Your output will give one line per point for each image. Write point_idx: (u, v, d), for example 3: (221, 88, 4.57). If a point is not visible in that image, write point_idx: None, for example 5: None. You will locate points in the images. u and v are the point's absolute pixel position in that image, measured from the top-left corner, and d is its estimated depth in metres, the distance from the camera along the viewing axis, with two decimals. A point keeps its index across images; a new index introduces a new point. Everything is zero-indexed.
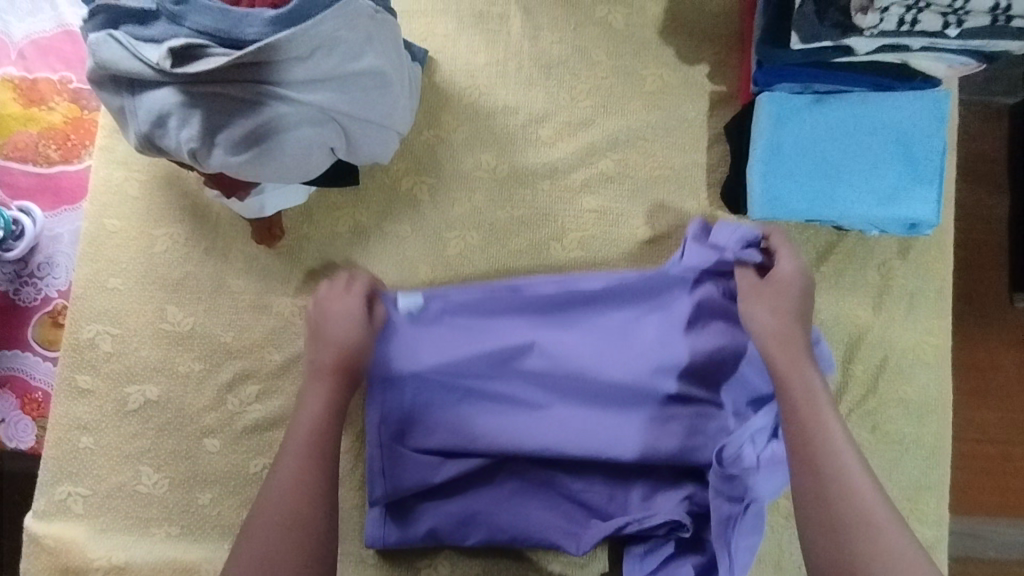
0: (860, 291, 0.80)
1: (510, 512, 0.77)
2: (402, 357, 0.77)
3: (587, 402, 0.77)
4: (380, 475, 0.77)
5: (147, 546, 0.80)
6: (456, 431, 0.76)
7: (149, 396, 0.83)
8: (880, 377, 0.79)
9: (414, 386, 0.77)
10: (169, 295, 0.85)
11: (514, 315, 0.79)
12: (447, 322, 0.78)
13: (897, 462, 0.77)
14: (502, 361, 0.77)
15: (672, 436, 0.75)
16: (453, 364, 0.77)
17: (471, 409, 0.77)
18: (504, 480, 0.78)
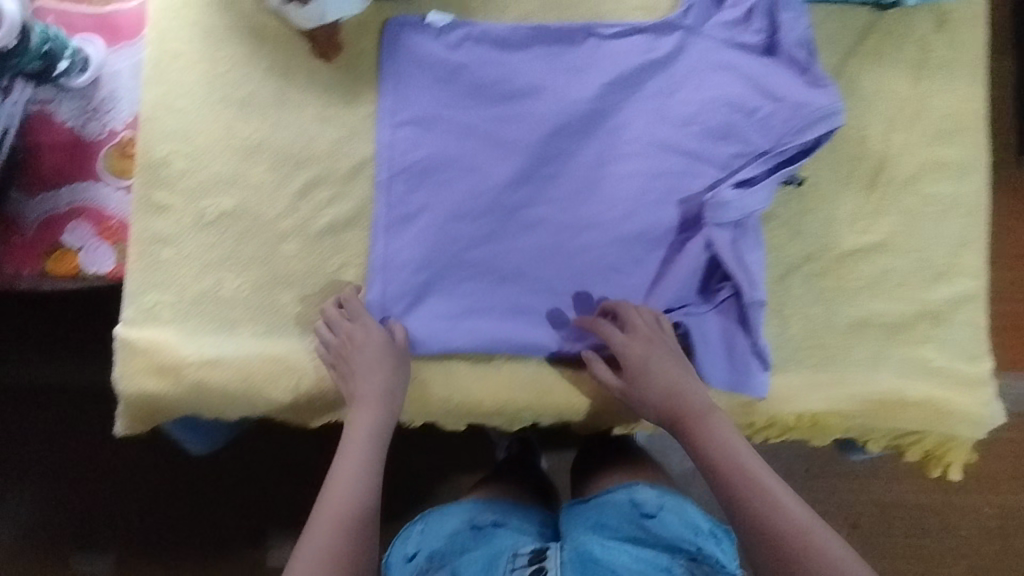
0: (899, 64, 0.84)
1: (518, 303, 0.85)
2: (404, 152, 0.86)
3: (580, 200, 0.85)
4: (380, 273, 0.85)
5: (235, 343, 0.85)
6: (467, 225, 0.85)
7: (225, 208, 0.87)
8: (920, 143, 0.83)
9: (428, 185, 0.86)
10: (236, 112, 0.88)
11: (505, 108, 0.86)
12: (445, 120, 0.86)
13: (939, 221, 0.82)
14: (499, 152, 0.85)
15: (658, 234, 0.84)
16: (470, 163, 0.86)
17: (478, 203, 0.85)
18: (497, 268, 0.85)
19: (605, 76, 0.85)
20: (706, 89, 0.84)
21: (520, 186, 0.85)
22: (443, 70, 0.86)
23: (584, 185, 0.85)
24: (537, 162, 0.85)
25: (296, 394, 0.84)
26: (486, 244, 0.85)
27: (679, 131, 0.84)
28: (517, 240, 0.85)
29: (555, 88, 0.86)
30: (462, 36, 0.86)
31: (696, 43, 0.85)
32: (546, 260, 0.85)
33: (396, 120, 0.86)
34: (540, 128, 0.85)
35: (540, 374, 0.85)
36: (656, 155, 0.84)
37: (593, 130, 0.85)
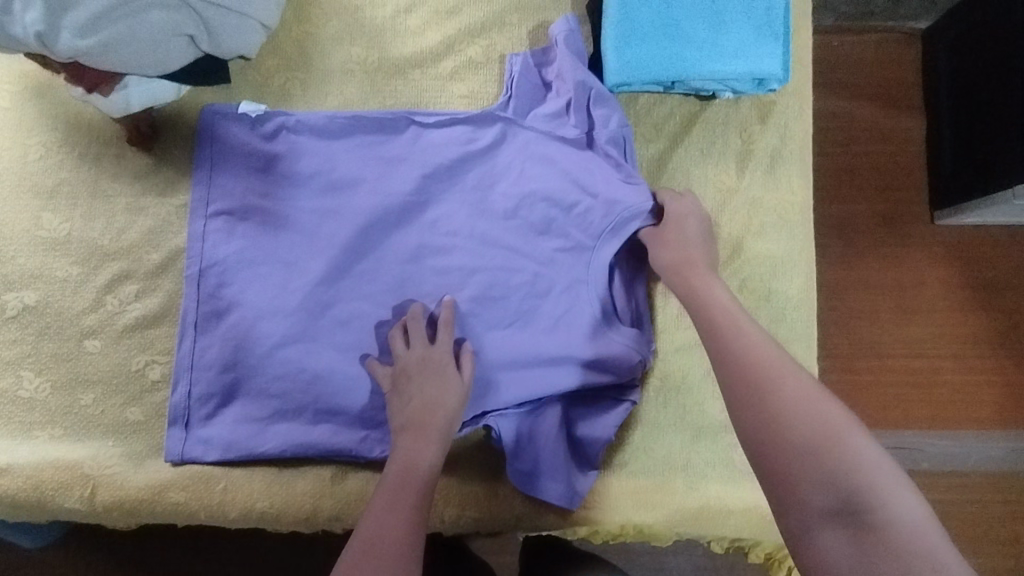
0: (724, 157, 0.84)
1: (332, 404, 0.80)
2: (215, 244, 0.82)
3: (397, 291, 0.81)
4: (187, 373, 0.80)
5: (29, 448, 0.79)
6: (279, 321, 0.80)
7: (28, 303, 0.82)
8: (744, 236, 0.82)
9: (241, 278, 0.81)
10: (46, 202, 0.84)
11: (325, 197, 0.82)
12: (260, 210, 0.82)
13: (765, 315, 0.81)
14: (314, 241, 0.82)
15: (480, 329, 0.80)
16: (285, 257, 0.81)
17: (291, 298, 0.81)
18: (311, 363, 0.80)
19: (424, 167, 0.82)
20: (526, 179, 0.82)
21: (337, 278, 0.81)
22: (259, 160, 0.83)
23: (405, 276, 0.81)
24: (355, 252, 0.81)
25: (90, 504, 0.78)
26: (298, 340, 0.80)
27: (502, 221, 0.82)
28: (333, 335, 0.81)
29: (377, 177, 0.83)
30: (279, 125, 0.83)
31: (518, 134, 0.82)
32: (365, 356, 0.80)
33: (208, 213, 0.82)
34: (359, 217, 0.82)
35: (352, 483, 0.80)
36: (479, 248, 0.81)
37: (414, 219, 0.82)
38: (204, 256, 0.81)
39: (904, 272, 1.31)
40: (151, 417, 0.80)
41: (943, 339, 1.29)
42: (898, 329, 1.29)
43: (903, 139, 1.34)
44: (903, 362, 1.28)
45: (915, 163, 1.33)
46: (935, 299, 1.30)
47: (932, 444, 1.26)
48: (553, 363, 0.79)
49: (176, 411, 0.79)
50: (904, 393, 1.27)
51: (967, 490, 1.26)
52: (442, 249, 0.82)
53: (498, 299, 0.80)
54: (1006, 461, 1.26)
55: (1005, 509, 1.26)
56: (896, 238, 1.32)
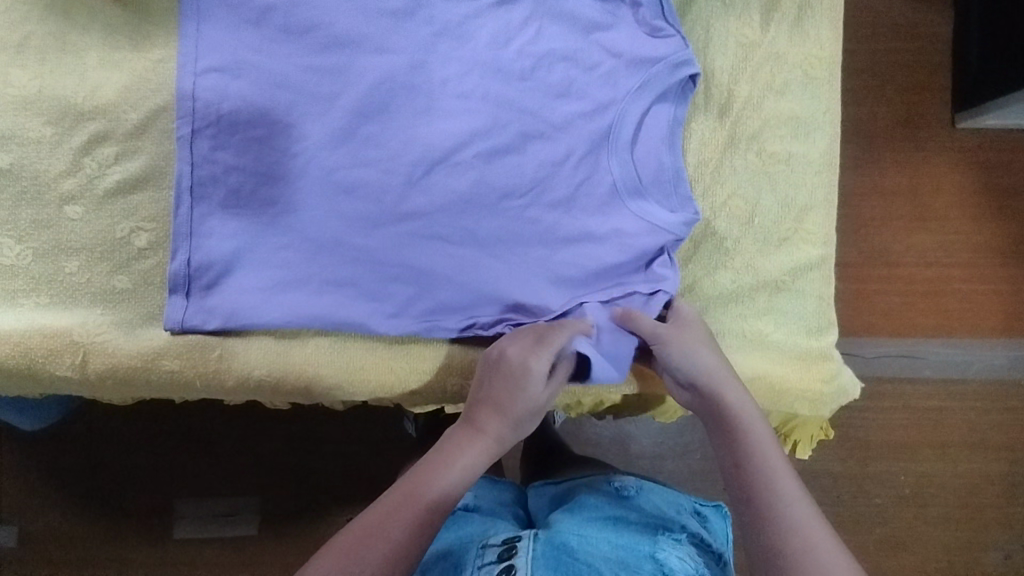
0: (746, 6, 0.76)
1: (339, 275, 0.76)
2: (207, 101, 0.76)
3: (404, 155, 0.76)
4: (185, 240, 0.75)
5: (15, 316, 0.76)
6: (281, 187, 0.76)
7: (1, 166, 0.77)
8: (765, 95, 0.76)
9: (238, 142, 0.76)
10: (12, 58, 0.77)
11: (325, 55, 0.77)
12: (254, 69, 0.76)
13: (783, 181, 0.76)
14: (314, 102, 0.76)
15: (492, 198, 0.76)
16: (285, 119, 0.76)
17: (294, 163, 0.76)
18: (315, 231, 0.76)
19: (430, 23, 0.77)
20: (537, 34, 0.76)
21: (341, 143, 0.76)
22: (250, 13, 0.77)
23: (412, 140, 0.76)
24: (360, 115, 0.77)
25: (83, 372, 0.76)
26: (301, 207, 0.76)
27: (514, 82, 0.76)
28: (338, 202, 0.76)
29: (376, 30, 0.77)
30: None
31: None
32: (373, 226, 0.76)
33: (197, 69, 0.76)
34: (363, 77, 0.76)
35: (354, 349, 0.78)
36: (490, 109, 0.76)
37: (420, 78, 0.76)
38: (194, 114, 0.76)
39: (920, 177, 1.24)
40: (139, 284, 0.77)
41: (955, 248, 1.23)
42: (906, 236, 1.23)
43: (930, 33, 1.24)
44: (911, 273, 1.23)
45: (943, 57, 1.25)
46: (948, 205, 1.24)
47: (934, 352, 1.23)
48: (572, 242, 0.75)
49: (175, 280, 0.75)
50: (910, 303, 1.23)
51: (968, 394, 1.23)
52: (450, 111, 0.76)
53: (513, 166, 0.76)
54: (1009, 367, 1.24)
55: (1004, 414, 1.24)
56: (914, 142, 1.24)
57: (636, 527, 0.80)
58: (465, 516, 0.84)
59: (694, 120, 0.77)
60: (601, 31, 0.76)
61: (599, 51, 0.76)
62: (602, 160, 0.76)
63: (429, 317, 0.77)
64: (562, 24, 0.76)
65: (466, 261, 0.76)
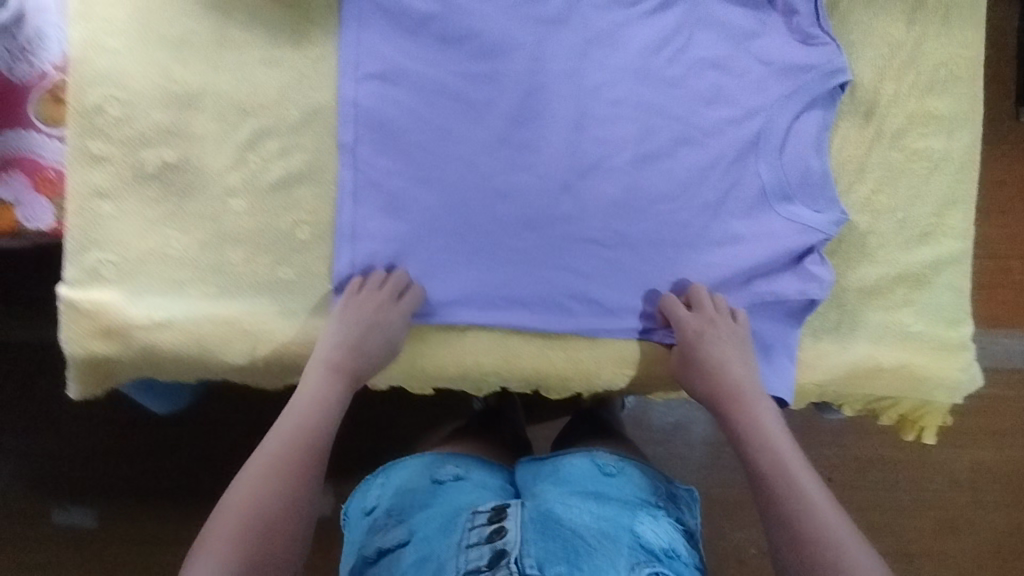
0: (891, 8, 0.79)
1: (497, 276, 0.80)
2: (373, 107, 0.79)
3: (559, 161, 0.80)
4: (351, 239, 0.80)
5: (184, 305, 0.79)
6: (442, 192, 0.80)
7: (168, 160, 0.79)
8: (909, 95, 0.79)
9: (399, 145, 0.79)
10: (176, 54, 0.79)
11: (483, 62, 0.80)
12: (415, 75, 0.79)
13: (923, 179, 0.79)
14: (475, 109, 0.80)
15: (643, 201, 0.80)
16: (446, 125, 0.80)
17: (453, 168, 0.80)
18: (475, 233, 0.80)
19: (587, 33, 0.80)
20: (689, 45, 0.80)
21: (498, 149, 0.80)
22: (411, 20, 0.79)
23: (567, 146, 0.80)
24: (518, 123, 0.80)
25: (251, 359, 0.80)
26: (461, 210, 0.80)
27: (665, 91, 0.80)
28: (497, 206, 0.80)
29: (534, 38, 0.80)
30: None
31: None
32: (531, 228, 0.80)
33: (363, 75, 0.79)
34: (522, 86, 0.80)
35: (513, 343, 0.81)
36: (642, 118, 0.80)
37: (577, 86, 0.80)
38: (357, 119, 0.79)
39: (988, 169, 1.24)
40: (303, 276, 0.80)
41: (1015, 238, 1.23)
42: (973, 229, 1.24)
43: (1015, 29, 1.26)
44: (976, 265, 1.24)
45: None
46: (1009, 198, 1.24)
47: (1003, 342, 1.24)
48: (721, 243, 0.79)
49: (341, 277, 0.80)
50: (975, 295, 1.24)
51: None
52: (604, 119, 0.80)
53: (662, 171, 0.80)
54: None
55: None
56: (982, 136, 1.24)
57: (617, 504, 0.79)
58: (456, 485, 0.83)
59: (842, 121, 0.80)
60: (752, 40, 0.80)
61: (747, 62, 0.80)
62: (750, 167, 0.80)
63: (580, 318, 0.80)
64: (713, 35, 0.80)
65: (619, 261, 0.80)
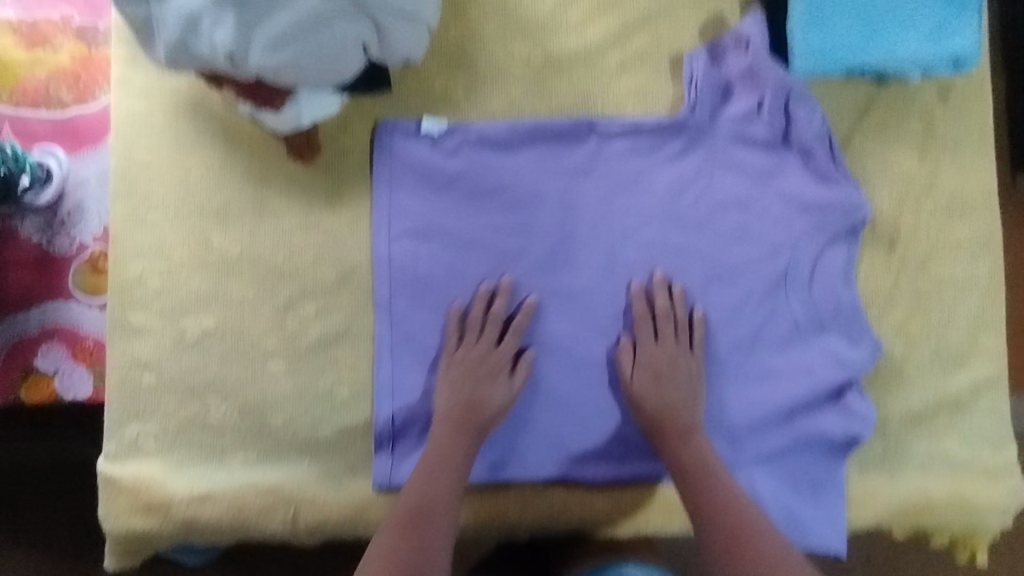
0: (905, 141, 0.81)
1: (542, 424, 0.81)
2: (406, 264, 0.81)
3: (589, 306, 0.82)
4: (389, 397, 0.80)
5: (225, 473, 0.79)
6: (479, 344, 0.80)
7: (207, 328, 0.80)
8: (931, 223, 0.81)
9: (433, 300, 0.81)
10: (212, 224, 0.81)
11: (510, 213, 0.82)
12: (444, 231, 0.81)
13: (952, 304, 0.80)
14: (505, 259, 0.82)
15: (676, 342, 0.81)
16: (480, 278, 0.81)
17: (486, 319, 0.81)
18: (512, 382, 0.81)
19: (609, 180, 0.82)
20: (711, 185, 0.82)
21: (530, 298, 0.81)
22: (438, 180, 0.82)
23: (595, 290, 0.82)
24: (547, 269, 0.82)
25: (293, 525, 0.78)
26: (498, 359, 0.81)
27: (690, 231, 0.82)
28: (532, 354, 0.81)
29: (558, 188, 0.82)
30: (459, 142, 0.82)
31: (705, 140, 0.82)
32: (570, 374, 0.81)
33: (396, 236, 0.81)
34: (549, 234, 0.82)
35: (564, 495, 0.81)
36: (668, 258, 0.82)
37: (602, 231, 0.82)
38: (393, 278, 0.80)
39: None
40: (344, 435, 0.80)
41: None
42: None
43: None
44: None
45: None
46: None
47: None
48: (757, 380, 0.80)
49: (381, 437, 0.79)
50: None
51: None
52: (631, 262, 0.82)
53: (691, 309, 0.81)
54: None
55: None
56: None
57: None
58: None
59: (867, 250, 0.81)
60: (772, 176, 0.81)
61: (769, 198, 0.81)
62: (781, 301, 0.81)
63: (627, 463, 0.81)
64: (735, 172, 0.81)
65: None
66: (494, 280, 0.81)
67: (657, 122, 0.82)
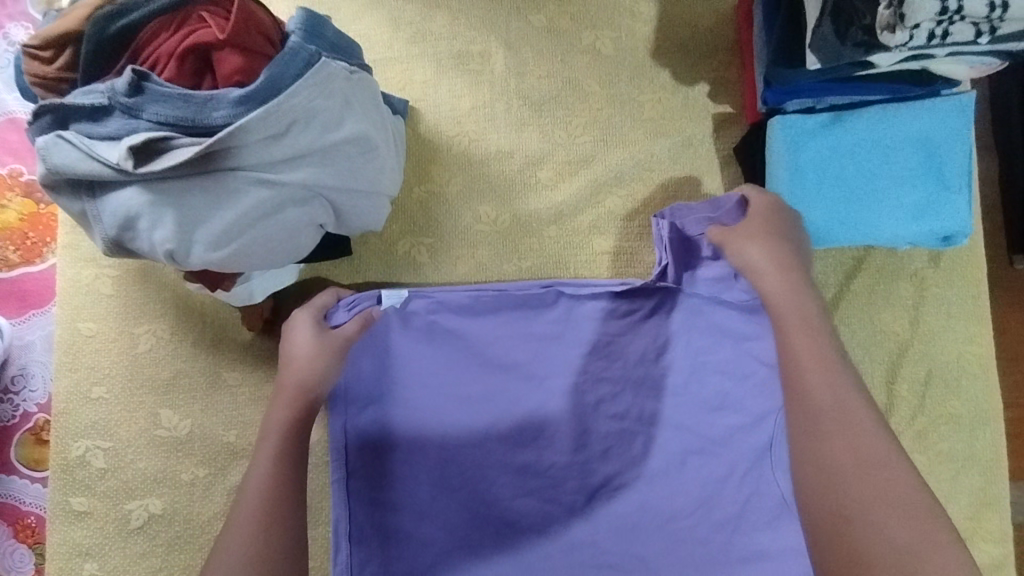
0: (895, 306, 0.77)
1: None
2: (357, 442, 0.74)
3: (561, 482, 0.75)
4: None
5: None
6: (440, 526, 0.73)
7: (153, 511, 0.75)
8: (926, 394, 0.76)
9: (386, 480, 0.74)
10: (162, 397, 0.77)
11: (471, 382, 0.76)
12: (401, 403, 0.75)
13: (953, 480, 0.75)
14: (467, 431, 0.75)
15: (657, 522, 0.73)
16: (437, 451, 0.75)
17: (439, 503, 0.74)
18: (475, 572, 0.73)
19: (579, 345, 0.76)
20: (688, 349, 0.75)
21: (496, 475, 0.74)
22: (391, 346, 0.75)
23: (567, 465, 0.75)
24: (513, 442, 0.75)
25: None
26: (461, 544, 0.73)
27: (668, 399, 0.75)
28: (500, 540, 0.73)
29: (525, 353, 0.76)
30: (412, 309, 0.74)
31: (677, 301, 0.75)
32: (541, 561, 0.73)
33: (347, 413, 0.74)
34: (516, 403, 0.75)
35: None
36: (645, 431, 0.75)
37: (573, 401, 0.75)
38: (343, 457, 0.73)
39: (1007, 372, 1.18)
40: None
41: None
42: None
43: None
44: None
45: None
46: None
47: None
48: None
49: None
50: None
51: None
52: (605, 434, 0.75)
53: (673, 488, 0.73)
54: None
55: None
56: None
57: None
58: None
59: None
60: (754, 340, 0.72)
61: (755, 363, 0.72)
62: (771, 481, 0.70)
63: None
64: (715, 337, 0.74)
65: None
66: (456, 456, 0.74)
67: (627, 282, 0.74)
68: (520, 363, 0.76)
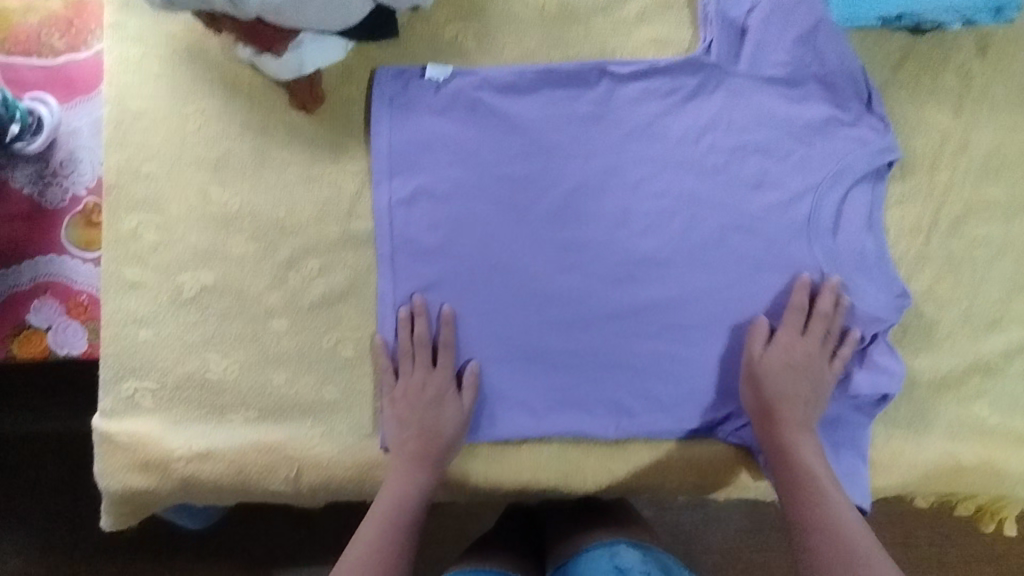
0: (939, 95, 0.77)
1: (554, 382, 0.77)
2: (406, 213, 0.77)
3: (602, 255, 0.78)
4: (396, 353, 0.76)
5: (226, 433, 0.76)
6: (484, 295, 0.77)
7: (205, 283, 0.77)
8: (965, 181, 0.77)
9: (434, 249, 0.77)
10: (211, 175, 0.78)
11: (515, 159, 0.78)
12: (450, 179, 0.77)
13: (986, 264, 0.77)
14: (510, 203, 0.77)
15: (695, 292, 0.77)
16: (484, 225, 0.77)
17: (486, 273, 0.77)
18: (523, 335, 0.77)
19: (621, 127, 0.78)
20: (729, 130, 0.78)
21: (541, 249, 0.77)
22: (441, 117, 0.78)
23: (609, 241, 0.78)
24: (557, 216, 0.78)
25: (296, 485, 0.76)
26: (504, 313, 0.77)
27: (708, 179, 0.78)
28: (544, 310, 0.77)
29: (571, 133, 0.78)
30: (461, 88, 0.78)
31: (722, 80, 0.78)
32: (581, 330, 0.77)
33: (408, 182, 0.77)
34: (561, 180, 0.78)
35: (575, 453, 0.78)
36: (685, 210, 0.78)
37: (616, 179, 0.78)
38: (400, 212, 0.77)
39: None
40: (348, 395, 0.77)
41: None
42: None
43: None
44: None
45: None
46: None
47: None
48: (783, 331, 0.76)
49: (387, 395, 0.76)
50: None
51: None
52: (647, 215, 0.78)
53: (710, 262, 0.77)
54: None
55: None
56: None
57: None
58: None
59: (891, 210, 0.78)
60: (793, 117, 0.77)
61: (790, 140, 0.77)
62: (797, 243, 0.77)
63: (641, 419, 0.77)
64: (758, 107, 0.77)
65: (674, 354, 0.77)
66: (502, 229, 0.77)
67: (671, 61, 0.78)
68: (568, 143, 0.78)
